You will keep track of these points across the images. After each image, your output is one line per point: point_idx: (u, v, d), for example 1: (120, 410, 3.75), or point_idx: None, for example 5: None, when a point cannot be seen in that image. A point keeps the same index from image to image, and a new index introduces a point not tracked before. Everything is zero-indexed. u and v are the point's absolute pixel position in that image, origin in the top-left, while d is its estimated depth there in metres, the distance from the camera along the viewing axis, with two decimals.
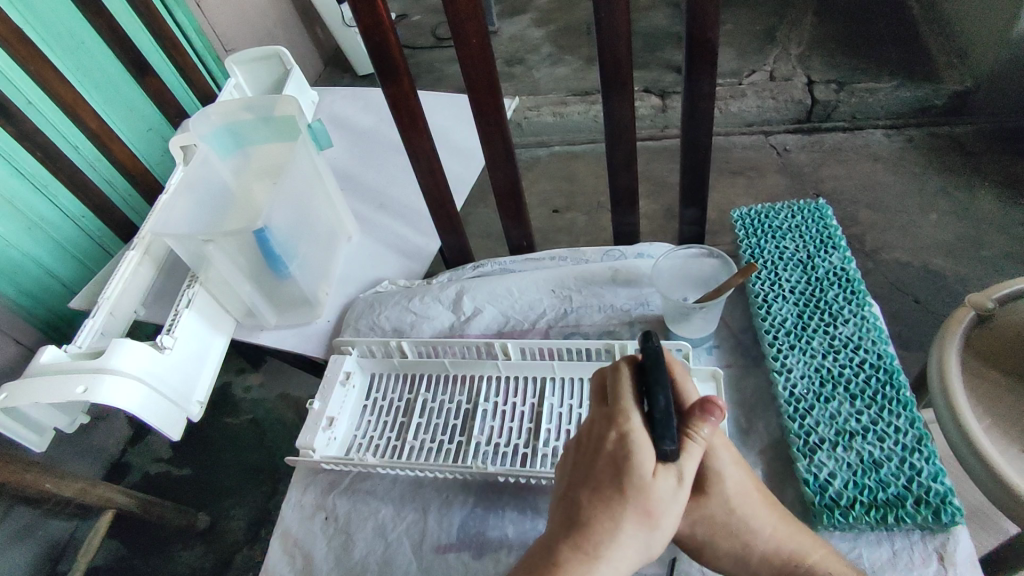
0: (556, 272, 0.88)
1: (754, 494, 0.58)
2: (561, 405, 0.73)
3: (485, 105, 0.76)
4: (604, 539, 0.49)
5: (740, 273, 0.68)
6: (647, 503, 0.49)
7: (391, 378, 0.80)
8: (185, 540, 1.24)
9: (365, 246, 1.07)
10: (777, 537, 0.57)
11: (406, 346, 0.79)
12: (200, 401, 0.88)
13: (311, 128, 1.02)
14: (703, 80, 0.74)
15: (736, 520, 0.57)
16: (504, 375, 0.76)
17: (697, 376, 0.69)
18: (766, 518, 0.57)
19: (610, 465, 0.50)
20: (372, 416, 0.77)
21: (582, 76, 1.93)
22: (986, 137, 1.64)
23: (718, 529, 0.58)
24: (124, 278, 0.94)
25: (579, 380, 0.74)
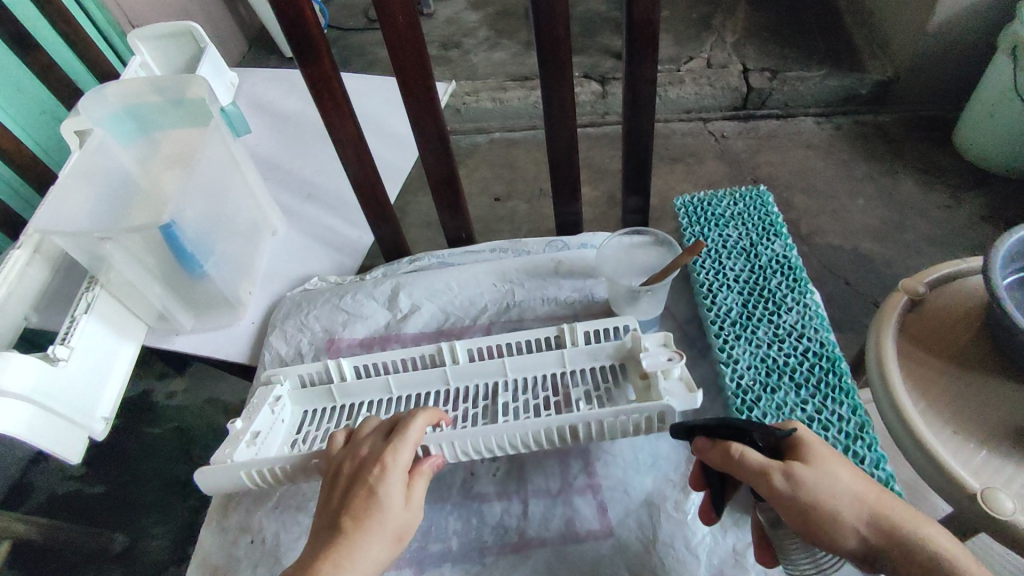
0: (498, 264, 0.84)
1: (838, 456, 0.50)
2: (514, 403, 0.67)
3: (415, 89, 0.69)
4: (356, 553, 0.48)
5: (686, 251, 0.65)
6: (396, 529, 0.50)
7: (326, 409, 0.71)
8: (99, 564, 1.14)
9: (292, 240, 0.99)
10: (880, 506, 0.48)
11: (345, 364, 0.71)
12: (106, 416, 0.79)
13: (226, 112, 0.93)
14: (645, 62, 0.70)
15: (833, 490, 0.47)
16: (455, 386, 0.70)
17: (648, 340, 0.65)
18: (859, 484, 0.48)
19: (370, 494, 0.50)
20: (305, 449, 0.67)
21: (520, 60, 1.89)
22: (906, 125, 1.72)
23: (823, 503, 0.47)
24: (9, 282, 0.86)
25: (533, 377, 0.69)
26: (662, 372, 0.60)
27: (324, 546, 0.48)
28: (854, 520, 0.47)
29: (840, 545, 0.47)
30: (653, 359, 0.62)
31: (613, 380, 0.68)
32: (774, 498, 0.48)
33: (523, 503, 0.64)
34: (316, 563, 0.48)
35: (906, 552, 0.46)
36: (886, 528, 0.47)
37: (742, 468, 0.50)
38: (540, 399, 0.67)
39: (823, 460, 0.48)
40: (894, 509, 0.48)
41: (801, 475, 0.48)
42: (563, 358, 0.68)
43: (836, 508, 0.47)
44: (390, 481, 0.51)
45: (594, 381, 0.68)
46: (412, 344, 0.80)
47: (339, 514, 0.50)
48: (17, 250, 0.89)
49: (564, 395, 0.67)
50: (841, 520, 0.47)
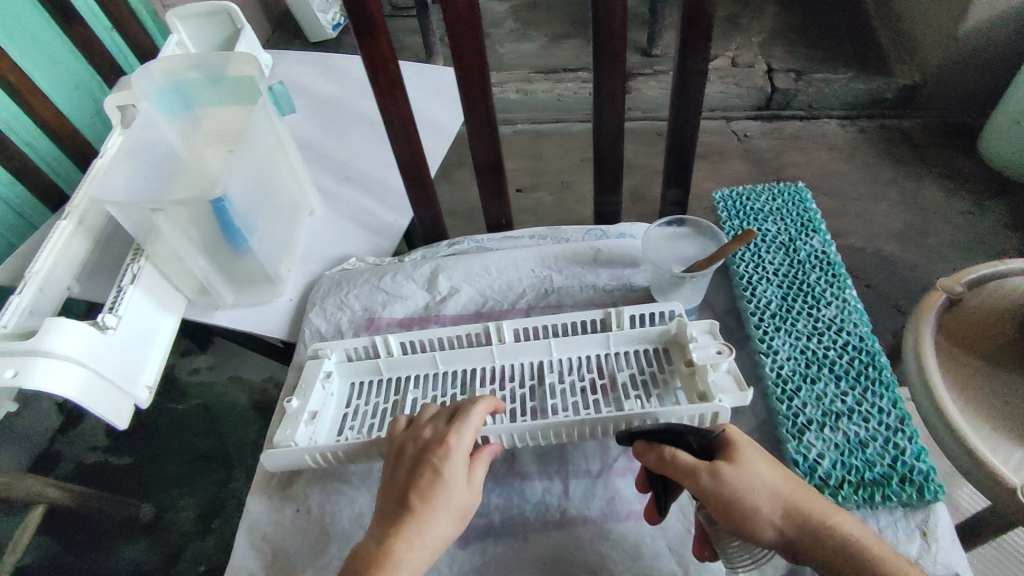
0: (537, 250, 0.85)
1: (762, 454, 0.54)
2: (561, 384, 0.70)
3: (468, 72, 0.69)
4: (428, 529, 0.51)
5: (736, 239, 0.66)
6: (459, 509, 0.52)
7: (372, 381, 0.74)
8: (126, 533, 1.19)
9: (330, 221, 1.00)
10: (797, 499, 0.52)
11: (392, 340, 0.74)
12: (149, 385, 0.81)
13: (273, 91, 0.94)
14: (697, 53, 0.70)
15: (754, 485, 0.52)
16: (500, 363, 0.73)
17: (693, 328, 0.69)
18: (779, 481, 0.52)
19: (435, 474, 0.53)
20: (356, 421, 0.70)
21: (546, 53, 1.91)
22: (931, 131, 1.72)
23: (745, 497, 0.51)
24: (55, 251, 0.87)
25: (577, 357, 0.73)
26: (711, 365, 0.64)
27: (396, 522, 0.51)
28: (771, 514, 0.51)
29: (758, 536, 0.52)
30: (704, 351, 0.66)
31: (656, 365, 0.70)
32: (701, 495, 0.52)
33: (564, 483, 0.65)
34: (389, 538, 0.50)
35: (818, 541, 0.50)
36: (801, 520, 0.51)
37: (673, 468, 0.54)
38: (586, 381, 0.70)
39: (745, 459, 0.52)
40: (809, 502, 0.52)
41: (724, 474, 0.52)
42: (608, 341, 0.72)
43: (755, 502, 0.51)
44: (454, 462, 0.54)
45: (639, 364, 0.71)
46: (451, 325, 0.81)
47: (407, 493, 0.52)
48: (62, 220, 0.91)
49: (609, 379, 0.70)
50: (758, 513, 0.51)
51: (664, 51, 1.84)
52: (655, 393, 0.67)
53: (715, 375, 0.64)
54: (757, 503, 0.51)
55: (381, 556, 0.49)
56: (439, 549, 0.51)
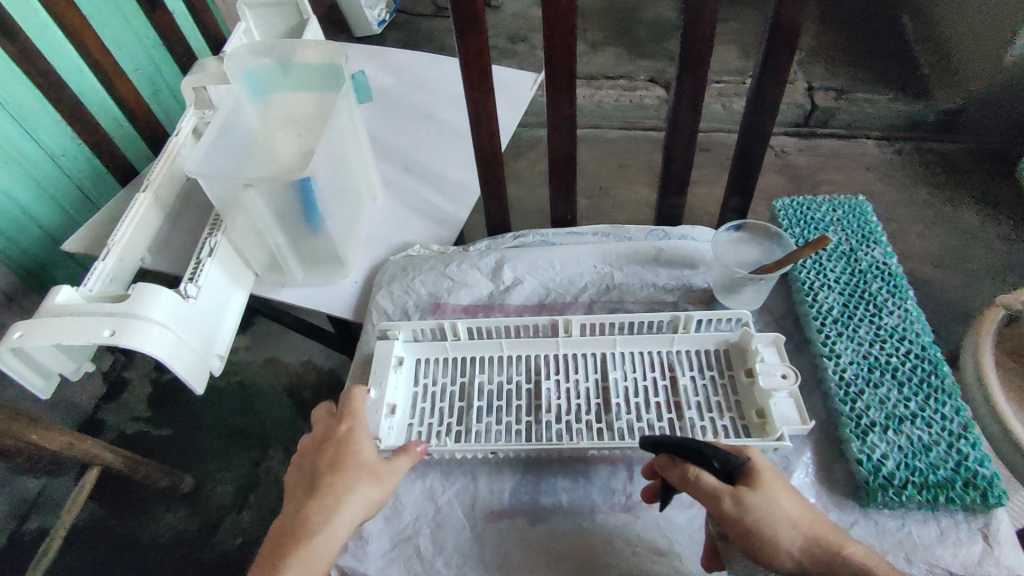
0: (600, 247, 0.88)
1: (784, 484, 0.56)
2: (624, 380, 0.73)
3: (556, 72, 0.72)
4: (345, 491, 0.58)
5: (811, 246, 0.68)
6: (367, 470, 0.59)
7: (438, 360, 0.76)
8: (167, 503, 1.27)
9: (391, 209, 1.03)
10: (810, 527, 0.54)
11: (461, 325, 0.76)
12: (221, 354, 0.84)
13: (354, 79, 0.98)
14: (781, 64, 0.73)
15: (773, 514, 0.53)
16: (563, 352, 0.75)
17: (759, 341, 0.71)
18: (798, 511, 0.54)
19: (339, 447, 0.60)
20: (426, 404, 0.72)
21: (587, 60, 1.94)
22: (971, 156, 1.73)
23: (762, 525, 0.53)
24: (134, 223, 0.91)
25: (640, 353, 0.75)
26: (774, 393, 0.65)
27: (308, 496, 0.58)
28: (789, 543, 0.53)
29: (776, 565, 0.53)
30: (767, 375, 0.66)
31: (720, 367, 0.73)
32: (725, 519, 0.54)
33: (629, 470, 0.67)
34: (305, 513, 0.57)
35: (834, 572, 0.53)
36: (817, 551, 0.53)
37: (697, 491, 0.55)
38: (650, 378, 0.72)
39: (770, 488, 0.54)
40: (824, 534, 0.54)
41: (748, 501, 0.53)
42: (672, 340, 0.74)
43: (775, 531, 0.53)
44: (355, 443, 0.61)
45: (702, 365, 0.73)
46: (514, 314, 0.84)
47: (319, 469, 0.60)
48: (139, 194, 0.94)
49: (673, 377, 0.72)
50: (777, 542, 0.53)
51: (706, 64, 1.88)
52: (715, 401, 0.70)
53: (777, 400, 0.66)
54: (777, 533, 0.53)
55: (306, 534, 0.56)
56: (358, 509, 0.58)
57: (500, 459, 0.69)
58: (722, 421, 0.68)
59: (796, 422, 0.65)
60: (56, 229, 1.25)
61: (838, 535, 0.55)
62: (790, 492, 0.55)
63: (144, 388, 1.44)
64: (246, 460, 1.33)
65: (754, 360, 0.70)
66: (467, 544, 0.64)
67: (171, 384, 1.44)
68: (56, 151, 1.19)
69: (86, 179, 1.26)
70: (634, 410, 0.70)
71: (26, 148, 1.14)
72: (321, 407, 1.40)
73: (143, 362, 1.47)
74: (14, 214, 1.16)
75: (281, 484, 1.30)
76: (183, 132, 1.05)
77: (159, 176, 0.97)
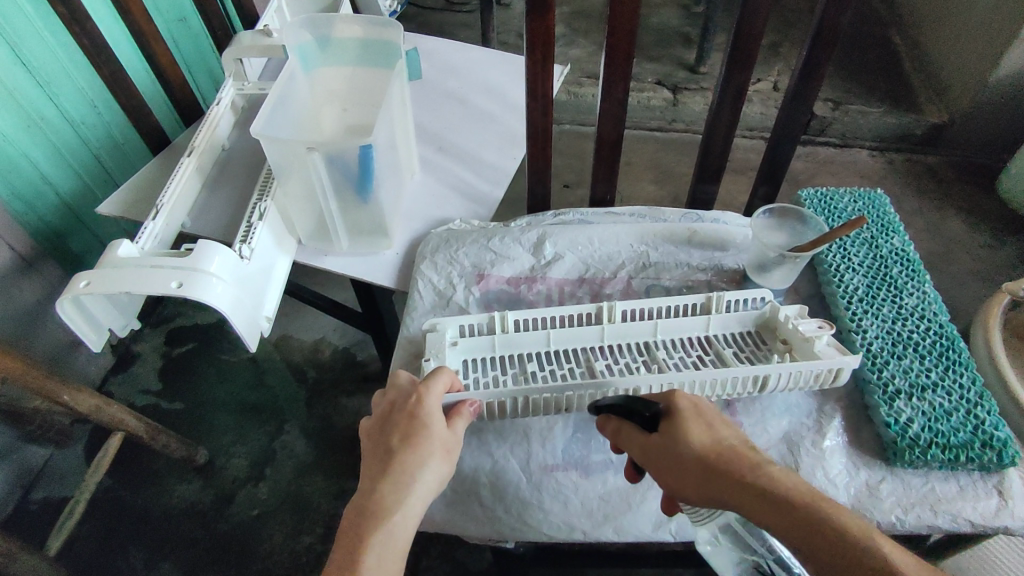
0: (638, 227, 0.92)
1: (700, 420, 0.57)
2: (671, 358, 0.75)
3: (617, 53, 0.80)
4: (418, 467, 0.57)
5: (847, 227, 0.73)
6: (444, 446, 0.59)
7: (487, 358, 0.76)
8: (180, 474, 1.27)
9: (429, 185, 1.06)
10: (716, 452, 0.55)
11: (509, 318, 0.76)
12: (269, 316, 0.84)
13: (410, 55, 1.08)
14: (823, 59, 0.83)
15: (676, 446, 0.56)
16: (607, 344, 0.77)
17: (787, 311, 0.76)
18: (705, 440, 0.56)
19: (416, 420, 0.60)
20: (480, 368, 0.75)
21: (595, 58, 1.98)
22: (955, 168, 1.83)
23: (665, 458, 0.57)
24: (179, 188, 0.92)
25: (679, 338, 0.78)
26: (817, 337, 0.71)
27: (383, 469, 0.57)
28: (693, 470, 0.55)
29: (689, 498, 0.56)
30: (806, 326, 0.73)
31: (752, 344, 0.77)
32: (644, 461, 0.59)
33: None
34: (378, 486, 0.56)
35: (734, 489, 0.52)
36: (720, 476, 0.53)
37: (625, 441, 0.61)
38: (695, 355, 0.76)
39: (677, 426, 0.57)
40: (734, 460, 0.54)
41: (654, 440, 0.58)
42: (707, 323, 0.78)
43: (679, 461, 0.56)
44: (433, 411, 0.61)
45: (737, 342, 0.77)
46: (556, 289, 0.88)
47: (394, 442, 0.59)
48: (183, 160, 0.96)
49: (717, 351, 0.76)
50: (682, 471, 0.56)
51: (709, 70, 1.96)
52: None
53: (820, 345, 0.71)
54: (682, 463, 0.56)
55: (378, 507, 0.55)
56: (434, 483, 0.58)
57: (552, 418, 0.72)
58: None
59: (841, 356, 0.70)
60: (70, 197, 1.19)
61: (754, 458, 0.54)
62: (698, 424, 0.57)
63: (155, 361, 1.43)
64: (262, 434, 1.33)
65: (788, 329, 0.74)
66: (526, 493, 0.68)
67: (183, 357, 1.44)
68: (77, 118, 1.16)
69: (105, 152, 1.23)
70: None
71: (47, 112, 1.10)
72: (334, 384, 1.41)
73: (153, 336, 1.47)
74: (35, 182, 1.11)
75: (298, 458, 1.31)
76: (222, 103, 1.06)
77: (202, 144, 0.99)
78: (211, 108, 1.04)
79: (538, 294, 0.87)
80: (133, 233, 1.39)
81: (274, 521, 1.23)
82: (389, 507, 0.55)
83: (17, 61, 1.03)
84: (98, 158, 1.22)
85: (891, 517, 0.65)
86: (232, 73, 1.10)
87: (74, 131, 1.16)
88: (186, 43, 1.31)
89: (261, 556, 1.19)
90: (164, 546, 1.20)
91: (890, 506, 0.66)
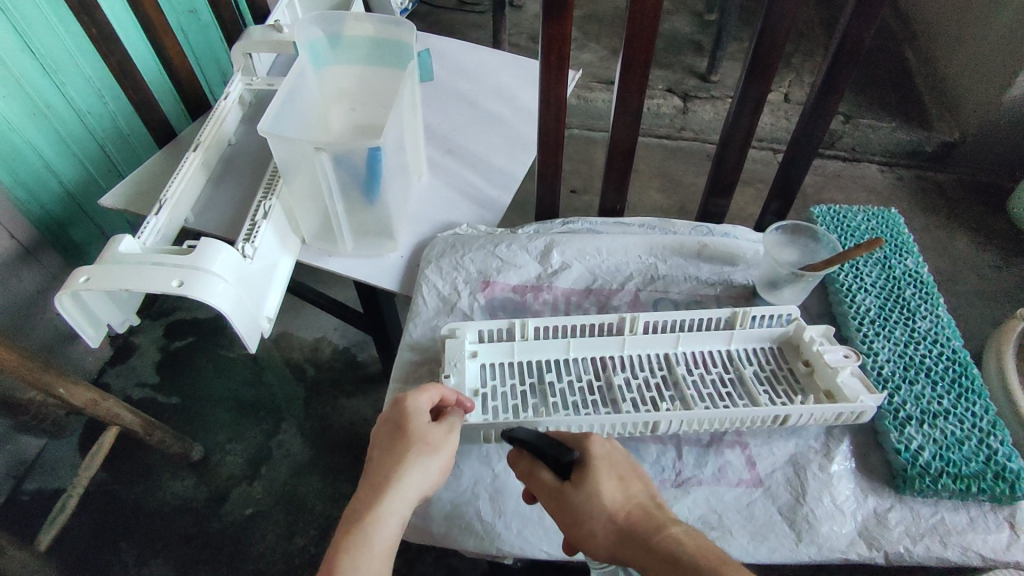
0: (647, 238, 0.91)
1: (613, 472, 0.58)
2: (691, 375, 0.74)
3: (635, 62, 0.79)
4: (400, 468, 0.56)
5: (863, 246, 0.71)
6: (428, 446, 0.58)
7: (505, 363, 0.75)
8: (173, 470, 1.26)
9: (436, 187, 1.04)
10: (625, 511, 0.56)
11: (530, 324, 0.75)
12: (270, 316, 0.83)
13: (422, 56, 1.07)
14: (843, 73, 0.82)
15: (586, 504, 0.56)
16: (628, 352, 0.76)
17: (812, 332, 0.75)
18: (618, 500, 0.56)
19: (401, 425, 0.59)
20: (498, 376, 0.74)
21: (605, 64, 1.97)
22: (964, 187, 1.81)
23: (576, 513, 0.56)
24: (184, 181, 0.91)
25: (700, 350, 0.77)
26: (841, 368, 0.69)
27: (368, 476, 0.57)
28: (601, 530, 0.55)
29: (594, 552, 0.57)
30: (832, 354, 0.71)
31: (774, 362, 0.76)
32: (554, 512, 0.58)
33: (678, 448, 0.70)
34: (360, 492, 0.56)
35: (639, 552, 0.54)
36: (628, 540, 0.55)
37: (535, 485, 0.59)
38: (715, 373, 0.75)
39: (591, 482, 0.56)
40: (641, 521, 0.55)
41: (571, 494, 0.57)
42: (731, 337, 0.77)
43: (589, 520, 0.56)
44: (416, 413, 0.60)
45: (760, 360, 0.76)
46: (563, 299, 0.86)
47: (378, 449, 0.59)
48: (189, 155, 0.95)
49: (738, 369, 0.75)
50: (592, 529, 0.56)
51: (720, 79, 1.94)
52: (781, 387, 0.73)
53: (844, 375, 0.70)
54: (593, 521, 0.56)
55: (357, 515, 0.54)
56: (418, 483, 0.56)
57: None
58: (795, 398, 0.71)
59: (867, 393, 0.69)
60: (74, 186, 1.18)
61: (663, 517, 0.55)
62: (613, 480, 0.57)
63: (153, 354, 1.42)
64: (258, 432, 1.32)
65: (811, 348, 0.73)
66: (526, 508, 0.67)
67: (181, 351, 1.43)
68: (82, 106, 1.14)
69: (111, 142, 1.22)
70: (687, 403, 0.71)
71: (53, 101, 1.09)
72: (331, 383, 1.40)
73: (151, 330, 1.46)
74: (38, 169, 1.10)
75: (293, 457, 1.29)
76: (230, 98, 1.05)
77: (209, 138, 0.98)
78: (219, 102, 1.03)
79: (544, 303, 0.86)
80: (135, 225, 1.38)
81: (267, 521, 1.22)
82: (367, 509, 0.54)
83: (25, 47, 1.02)
84: (104, 148, 1.21)
85: (898, 548, 0.64)
86: (240, 67, 1.08)
87: (80, 121, 1.14)
88: (196, 36, 1.30)
89: (253, 556, 1.18)
90: (156, 543, 1.18)
91: (898, 536, 0.64)
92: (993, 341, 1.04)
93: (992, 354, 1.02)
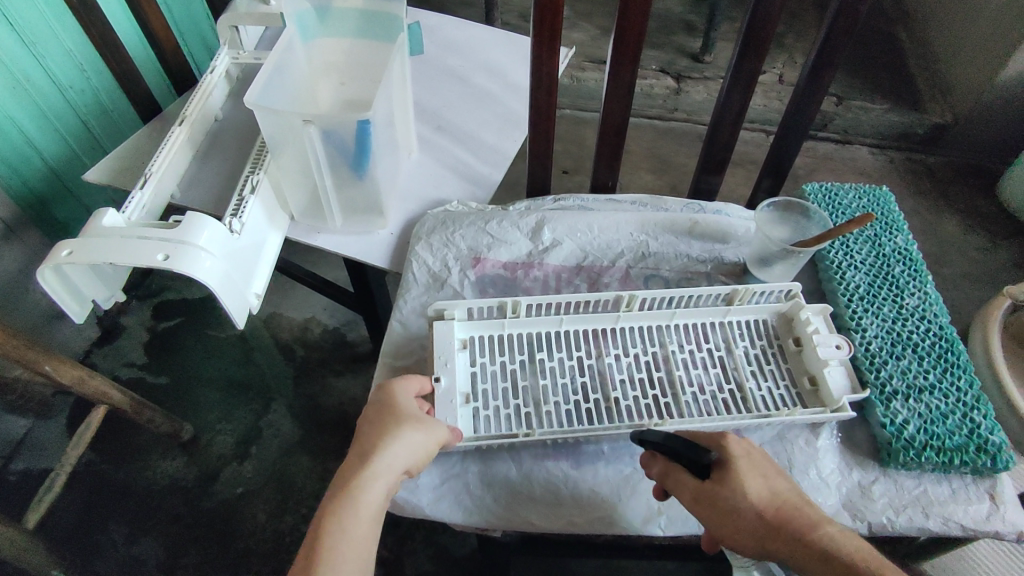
0: (639, 215, 0.90)
1: (757, 471, 0.59)
2: (681, 352, 0.75)
3: (627, 35, 0.78)
4: (388, 435, 0.57)
5: (855, 221, 0.72)
6: (416, 418, 0.59)
7: (495, 338, 0.75)
8: (164, 450, 1.26)
9: (425, 164, 1.03)
10: (773, 506, 0.57)
11: (522, 303, 0.74)
12: (258, 292, 0.82)
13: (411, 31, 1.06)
14: (837, 50, 0.81)
15: (737, 500, 0.57)
16: (619, 327, 0.76)
17: (808, 310, 0.75)
18: (765, 495, 0.58)
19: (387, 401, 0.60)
20: (487, 355, 0.73)
21: (597, 43, 1.94)
22: (953, 169, 1.82)
23: (725, 509, 0.57)
24: (169, 155, 0.89)
25: (694, 325, 0.77)
26: (829, 362, 0.70)
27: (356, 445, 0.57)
28: (751, 525, 0.57)
29: (741, 549, 0.58)
30: (824, 346, 0.71)
31: (768, 335, 0.76)
32: (699, 512, 0.59)
33: None
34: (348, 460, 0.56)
35: (793, 547, 0.55)
36: (781, 534, 0.56)
37: (675, 486, 0.61)
38: (705, 350, 0.75)
39: (736, 477, 0.58)
40: (793, 517, 0.57)
41: (720, 491, 0.58)
42: (727, 312, 0.77)
43: (741, 516, 0.57)
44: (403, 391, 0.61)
45: (754, 334, 0.77)
46: (553, 276, 0.86)
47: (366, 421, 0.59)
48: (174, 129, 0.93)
49: (728, 348, 0.75)
50: (742, 523, 0.57)
51: (713, 59, 1.93)
52: (770, 368, 0.74)
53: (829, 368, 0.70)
54: (744, 516, 0.57)
55: (345, 480, 0.54)
56: (406, 451, 0.57)
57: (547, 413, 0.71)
58: (780, 386, 0.72)
59: (848, 392, 0.69)
60: (58, 164, 1.16)
61: (816, 515, 0.56)
62: (758, 476, 0.58)
63: (140, 334, 1.40)
64: (248, 412, 1.32)
65: (806, 328, 0.74)
66: (517, 482, 0.67)
67: (169, 332, 1.41)
68: (63, 80, 1.11)
69: (93, 118, 1.19)
70: (677, 380, 0.72)
71: (33, 75, 1.06)
72: (321, 363, 1.39)
73: (138, 310, 1.44)
74: (20, 145, 1.07)
75: (283, 436, 1.29)
76: (216, 72, 1.03)
77: (195, 113, 0.96)
78: (205, 76, 1.01)
79: (534, 281, 0.86)
80: (120, 203, 1.35)
81: (258, 499, 1.22)
82: (355, 472, 0.54)
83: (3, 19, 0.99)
84: (87, 125, 1.18)
85: (881, 518, 0.65)
86: (226, 40, 1.06)
87: (61, 96, 1.12)
88: (179, 9, 1.27)
89: (244, 534, 1.18)
90: (146, 521, 1.18)
91: (882, 507, 0.65)
92: (979, 319, 1.06)
93: (978, 330, 1.04)
